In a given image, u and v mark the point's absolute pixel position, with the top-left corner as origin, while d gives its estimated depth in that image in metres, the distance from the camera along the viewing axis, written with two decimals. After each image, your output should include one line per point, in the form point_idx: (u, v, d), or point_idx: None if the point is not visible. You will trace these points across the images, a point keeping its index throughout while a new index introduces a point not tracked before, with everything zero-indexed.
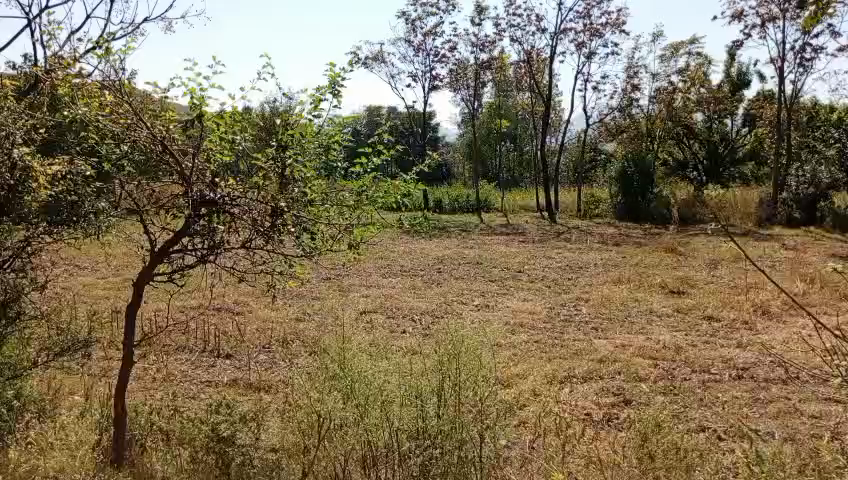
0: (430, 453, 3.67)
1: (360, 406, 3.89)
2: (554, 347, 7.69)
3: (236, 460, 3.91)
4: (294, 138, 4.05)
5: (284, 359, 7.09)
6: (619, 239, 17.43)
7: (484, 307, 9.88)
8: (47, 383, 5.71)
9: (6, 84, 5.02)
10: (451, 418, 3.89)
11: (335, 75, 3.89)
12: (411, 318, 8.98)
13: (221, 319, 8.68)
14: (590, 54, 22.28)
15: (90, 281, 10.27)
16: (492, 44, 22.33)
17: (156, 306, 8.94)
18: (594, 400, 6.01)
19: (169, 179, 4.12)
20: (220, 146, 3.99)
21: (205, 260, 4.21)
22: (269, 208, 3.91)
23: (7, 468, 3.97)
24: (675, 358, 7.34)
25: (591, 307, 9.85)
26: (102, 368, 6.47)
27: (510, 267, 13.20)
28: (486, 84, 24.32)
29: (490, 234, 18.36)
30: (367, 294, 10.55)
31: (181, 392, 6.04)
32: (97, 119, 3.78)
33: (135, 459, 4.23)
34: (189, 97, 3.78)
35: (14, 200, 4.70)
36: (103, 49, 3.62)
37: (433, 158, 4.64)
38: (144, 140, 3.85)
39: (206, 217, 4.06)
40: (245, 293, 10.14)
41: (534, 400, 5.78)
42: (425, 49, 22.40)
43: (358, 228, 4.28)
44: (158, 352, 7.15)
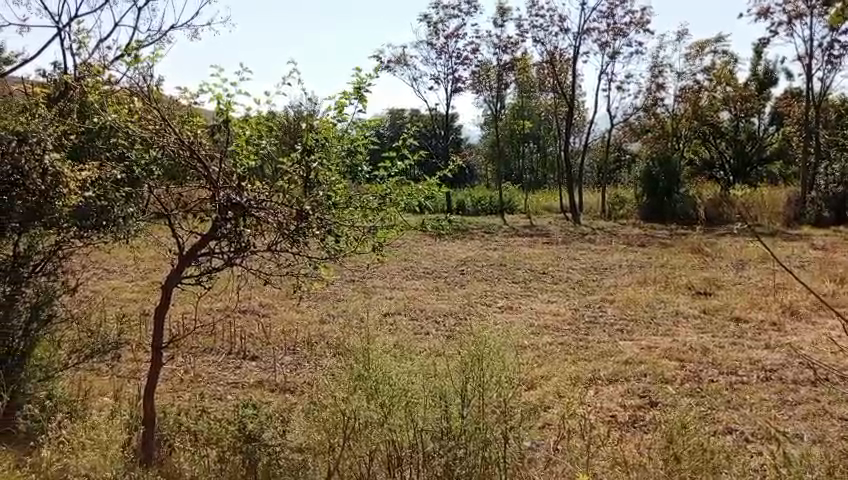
0: (454, 452, 3.74)
1: (384, 406, 3.92)
2: (579, 349, 7.65)
3: (262, 459, 4.03)
4: (320, 141, 4.10)
5: (309, 361, 7.15)
6: (644, 240, 17.29)
7: (508, 308, 9.87)
8: (78, 384, 5.83)
9: (37, 91, 5.12)
10: (476, 420, 3.92)
11: (360, 80, 3.95)
12: (435, 319, 9.01)
13: (248, 320, 8.78)
14: (614, 54, 22.13)
15: (119, 284, 10.44)
16: (514, 45, 22.28)
17: (184, 308, 9.06)
18: (619, 402, 5.99)
19: (196, 183, 4.18)
20: (246, 150, 4.06)
21: (232, 263, 4.27)
22: (294, 211, 4.03)
23: (40, 467, 4.08)
24: (702, 360, 7.27)
25: (615, 308, 9.79)
26: (131, 369, 6.58)
27: (533, 269, 13.16)
28: (509, 86, 24.28)
29: (514, 236, 18.30)
30: (391, 296, 10.59)
31: (208, 393, 6.13)
32: (126, 126, 3.90)
33: (164, 459, 4.30)
34: (216, 103, 3.88)
35: (47, 205, 4.77)
36: (133, 57, 3.73)
37: (456, 162, 4.67)
38: (171, 145, 3.96)
39: (233, 220, 4.08)
40: (270, 295, 10.24)
41: (558, 402, 5.76)
42: (447, 51, 22.42)
43: (382, 230, 4.29)
44: (186, 354, 7.26)
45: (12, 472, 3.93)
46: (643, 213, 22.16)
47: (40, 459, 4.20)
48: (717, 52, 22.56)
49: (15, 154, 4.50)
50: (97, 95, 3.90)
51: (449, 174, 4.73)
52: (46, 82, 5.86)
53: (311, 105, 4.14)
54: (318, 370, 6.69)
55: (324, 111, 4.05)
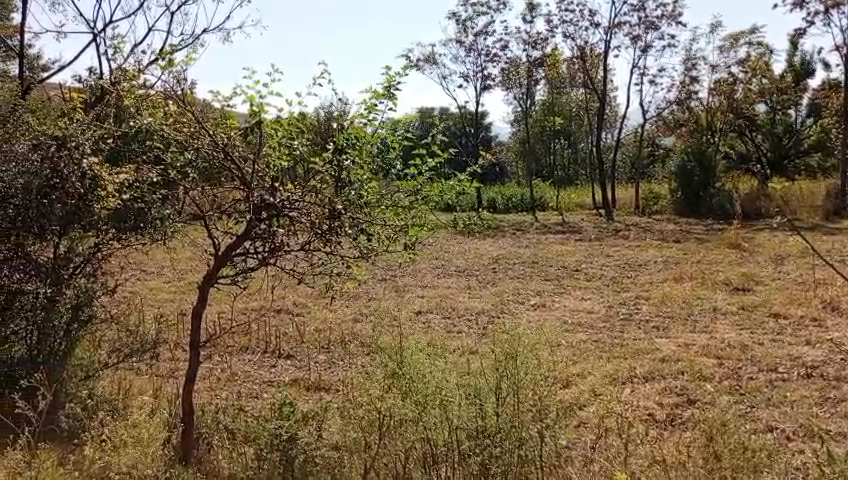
0: (490, 451, 3.70)
1: (419, 404, 3.92)
2: (614, 347, 7.56)
3: (300, 456, 4.05)
4: (352, 140, 4.08)
5: (343, 360, 7.18)
6: (680, 235, 17.02)
7: (540, 306, 9.80)
8: (118, 382, 5.90)
9: (74, 96, 5.24)
10: (511, 417, 3.86)
11: (391, 79, 3.95)
12: (467, 318, 8.98)
13: (282, 320, 8.85)
14: (646, 47, 21.84)
15: (156, 285, 10.61)
16: (544, 41, 22.12)
17: (219, 308, 9.17)
18: (656, 400, 5.89)
19: (230, 185, 4.23)
20: (278, 151, 4.06)
21: (267, 262, 4.33)
22: (326, 211, 4.10)
23: (83, 464, 4.14)
24: (741, 357, 7.13)
25: (651, 305, 9.66)
26: (169, 368, 6.68)
27: (566, 266, 13.05)
28: (539, 82, 24.12)
29: (545, 233, 18.15)
30: (423, 294, 10.58)
31: (244, 391, 6.19)
32: (161, 129, 3.98)
33: (202, 457, 4.39)
34: (249, 105, 3.92)
35: (85, 208, 4.96)
36: (166, 60, 3.79)
37: (485, 159, 4.64)
38: (206, 147, 4.04)
39: (267, 221, 4.11)
40: (304, 294, 10.30)
41: (594, 400, 5.68)
42: (476, 49, 22.35)
43: (412, 228, 4.32)
44: (222, 353, 7.34)
45: (57, 469, 4.01)
46: (678, 208, 21.86)
47: (83, 457, 4.28)
48: (752, 43, 22.13)
49: (54, 158, 4.74)
50: (133, 99, 4.00)
51: (479, 170, 4.70)
52: (85, 88, 5.97)
53: (341, 105, 4.11)
54: (351, 369, 6.72)
55: (355, 111, 4.03)
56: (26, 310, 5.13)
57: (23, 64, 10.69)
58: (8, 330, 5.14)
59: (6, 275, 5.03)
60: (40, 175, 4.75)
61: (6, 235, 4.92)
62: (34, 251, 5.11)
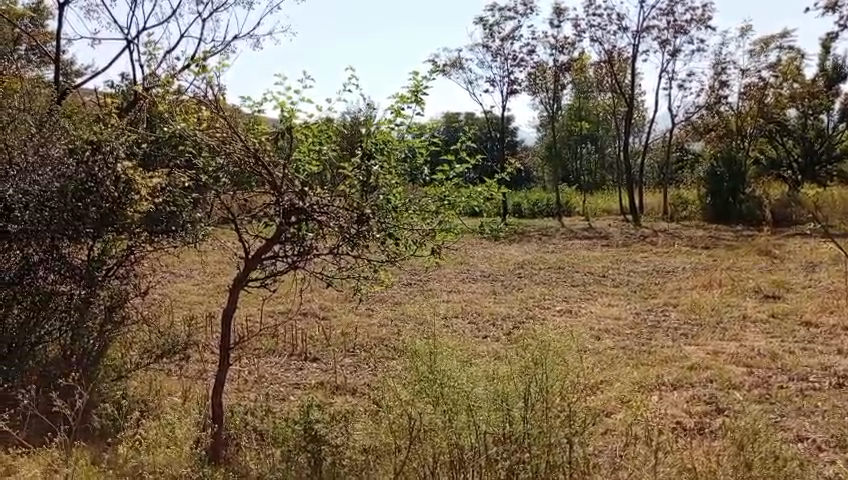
0: (518, 456, 3.71)
1: (448, 411, 3.92)
2: (641, 354, 7.50)
3: (327, 459, 4.11)
4: (379, 145, 4.06)
5: (369, 363, 7.23)
6: (709, 242, 16.81)
7: (566, 312, 9.75)
8: (148, 383, 6.01)
9: (108, 102, 5.39)
10: (539, 423, 3.86)
11: (419, 84, 3.96)
12: (493, 323, 8.98)
13: (307, 323, 8.92)
14: (675, 51, 21.67)
15: (186, 287, 10.76)
16: (571, 45, 22.06)
17: (247, 311, 9.29)
18: (684, 408, 5.84)
19: (260, 188, 4.29)
20: (308, 156, 4.10)
21: (296, 266, 4.48)
22: (354, 216, 4.15)
23: (117, 463, 4.25)
24: (771, 366, 7.04)
25: (680, 312, 9.57)
26: (198, 370, 6.78)
27: (592, 272, 12.98)
28: (566, 86, 24.01)
29: (571, 239, 18.07)
30: (448, 299, 10.59)
31: (272, 393, 6.25)
32: (194, 134, 4.06)
33: (232, 458, 4.44)
34: (280, 110, 3.98)
35: (119, 211, 5.07)
36: (199, 66, 3.86)
37: (513, 165, 4.61)
38: (238, 152, 4.10)
39: (295, 225, 4.27)
40: (330, 298, 10.38)
41: (622, 407, 5.63)
42: (503, 53, 22.35)
43: (440, 233, 4.31)
44: (250, 355, 7.42)
45: (93, 467, 4.10)
46: (707, 215, 21.61)
47: (117, 456, 4.37)
48: (783, 47, 21.83)
49: (89, 161, 4.95)
50: (167, 105, 4.08)
51: (507, 176, 4.67)
52: (118, 93, 6.06)
53: (369, 110, 4.09)
54: (377, 374, 6.75)
55: (382, 115, 4.04)
56: (61, 311, 5.16)
57: (59, 70, 10.91)
58: (42, 332, 5.11)
59: (40, 277, 5.07)
60: (75, 178, 4.93)
61: (42, 239, 5.01)
62: (68, 253, 5.20)
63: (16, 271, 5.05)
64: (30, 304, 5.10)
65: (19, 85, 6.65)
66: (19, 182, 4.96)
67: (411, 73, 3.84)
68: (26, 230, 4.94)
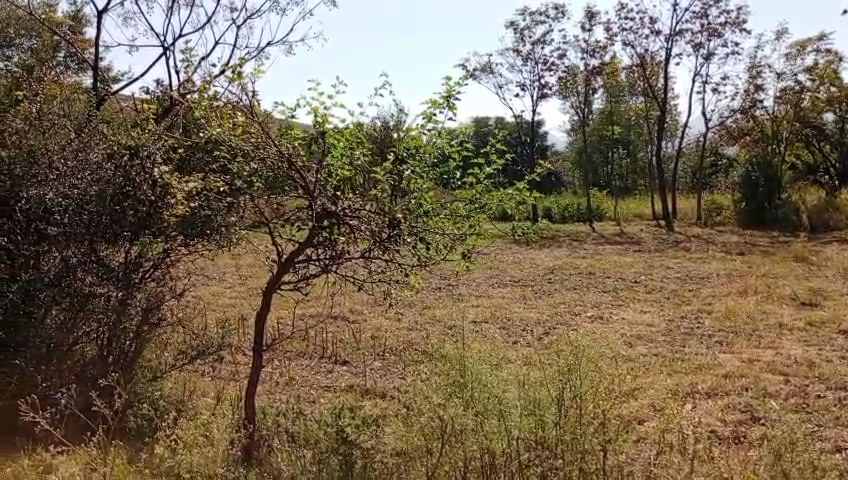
0: (550, 463, 3.70)
1: (480, 415, 3.93)
2: (675, 361, 7.41)
3: (358, 461, 4.14)
4: (411, 150, 4.10)
5: (398, 367, 7.26)
6: (744, 248, 16.53)
7: (598, 317, 9.67)
8: (182, 384, 6.12)
9: (146, 108, 5.53)
10: (572, 428, 3.83)
11: (451, 89, 3.98)
12: (524, 328, 8.94)
13: (338, 326, 8.98)
14: (708, 55, 21.41)
15: (219, 290, 10.89)
16: (603, 49, 21.93)
17: (278, 314, 9.37)
18: (718, 417, 5.76)
19: (293, 192, 4.33)
20: (341, 161, 4.14)
21: (328, 269, 4.52)
22: (386, 220, 4.17)
23: (154, 464, 4.33)
24: (808, 375, 6.90)
25: (714, 319, 9.44)
26: (231, 372, 6.87)
27: (624, 278, 12.86)
28: (597, 90, 23.84)
29: (602, 244, 17.90)
30: (477, 303, 10.57)
31: (303, 395, 6.32)
32: (229, 139, 4.13)
33: (264, 458, 4.51)
34: (313, 115, 4.04)
35: (156, 215, 5.15)
36: (235, 72, 3.92)
37: (543, 167, 4.60)
38: (272, 157, 4.14)
39: (327, 229, 4.32)
40: (360, 302, 10.43)
41: (655, 415, 5.57)
42: (533, 58, 22.28)
43: (471, 237, 4.34)
44: (281, 357, 7.49)
45: (129, 467, 4.23)
46: (742, 220, 21.27)
47: (153, 456, 4.51)
48: (820, 51, 21.44)
49: (127, 166, 5.03)
50: (204, 111, 4.17)
51: (537, 180, 4.65)
52: (155, 98, 6.17)
53: (400, 114, 4.13)
54: (407, 377, 6.76)
55: (414, 120, 4.07)
56: (99, 312, 5.24)
57: (98, 76, 11.12)
58: (79, 333, 5.26)
59: (79, 279, 5.10)
60: (114, 183, 5.02)
61: (80, 242, 5.10)
62: (105, 255, 5.24)
63: (55, 273, 5.07)
64: (68, 305, 5.16)
65: (60, 90, 6.78)
66: (59, 185, 5.03)
67: (442, 79, 3.85)
68: (65, 233, 5.06)
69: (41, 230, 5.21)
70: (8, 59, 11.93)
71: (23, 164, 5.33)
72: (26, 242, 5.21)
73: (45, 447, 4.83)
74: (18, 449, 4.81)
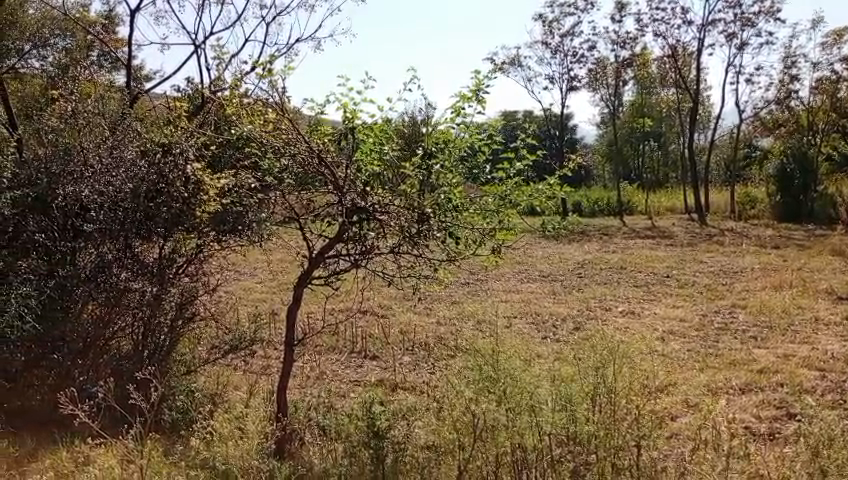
0: (584, 457, 3.78)
1: (512, 410, 3.85)
2: (709, 357, 7.31)
3: (389, 455, 4.17)
4: (440, 144, 4.10)
5: (427, 362, 7.26)
6: (779, 241, 16.24)
7: (629, 312, 9.58)
8: (215, 376, 6.23)
9: (178, 105, 5.62)
10: (606, 422, 3.82)
11: (480, 82, 3.98)
12: (553, 323, 8.89)
13: (367, 321, 9.01)
14: (742, 45, 21.04)
15: (250, 285, 11.01)
16: (633, 40, 21.67)
17: (309, 309, 9.44)
18: (753, 413, 5.68)
19: (324, 188, 4.33)
20: (370, 156, 4.18)
21: (358, 264, 4.53)
22: (415, 215, 4.17)
23: (191, 455, 4.47)
24: (845, 370, 6.76)
25: (748, 314, 9.29)
26: (262, 366, 6.96)
27: (656, 273, 12.71)
28: (627, 82, 23.53)
29: (633, 238, 17.72)
30: (506, 298, 10.54)
31: (333, 389, 6.36)
32: (261, 136, 4.18)
33: (295, 451, 4.60)
34: (343, 111, 4.06)
35: (188, 211, 5.23)
36: (266, 69, 3.96)
37: (574, 161, 4.56)
38: (302, 153, 4.18)
39: (356, 224, 4.33)
40: (390, 297, 10.46)
41: (687, 411, 5.50)
42: (563, 50, 22.10)
43: (501, 231, 4.31)
44: (312, 351, 7.56)
45: (165, 460, 4.34)
46: (777, 214, 20.90)
47: (188, 448, 4.62)
48: None
49: (160, 163, 5.14)
50: (235, 108, 4.24)
51: (568, 174, 4.62)
52: (186, 95, 6.22)
53: (428, 109, 4.11)
54: (436, 372, 6.78)
55: (442, 114, 4.06)
56: (133, 307, 5.36)
57: (131, 76, 11.18)
58: (115, 327, 5.36)
59: (115, 275, 5.26)
60: (148, 180, 5.15)
61: (115, 239, 5.25)
62: (140, 251, 5.38)
63: (90, 270, 5.21)
64: (104, 300, 5.28)
65: (94, 87, 6.85)
66: (94, 182, 5.14)
67: (472, 73, 3.86)
68: (101, 230, 5.18)
69: (76, 227, 5.25)
70: (44, 58, 12.22)
71: (59, 162, 5.29)
72: (62, 238, 5.24)
73: (83, 440, 4.95)
74: (56, 441, 4.91)
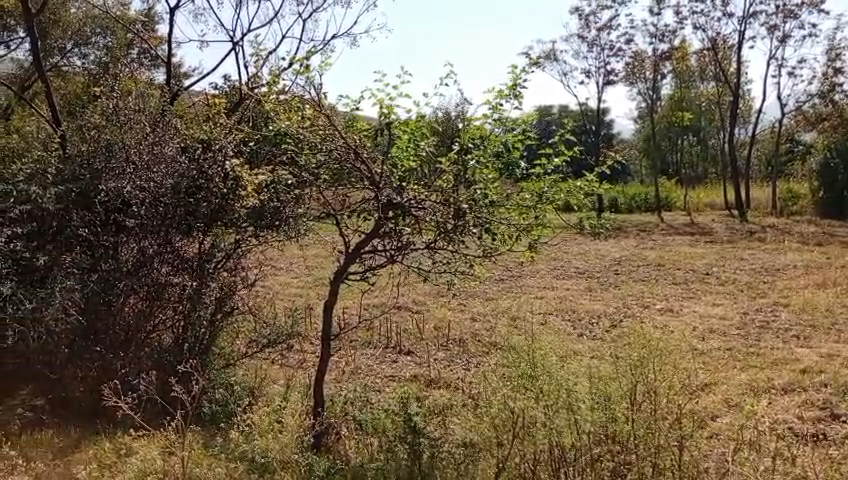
0: (624, 457, 3.69)
1: (550, 407, 3.88)
2: (750, 356, 7.16)
3: (425, 451, 4.19)
4: (476, 140, 4.08)
5: (462, 357, 7.27)
6: (822, 239, 15.84)
7: (668, 310, 9.45)
8: (254, 369, 6.31)
9: (216, 102, 5.71)
10: (647, 421, 3.76)
11: (516, 77, 3.97)
12: (590, 320, 8.81)
13: (402, 316, 9.06)
14: (784, 37, 20.55)
15: (287, 280, 11.14)
16: (672, 33, 21.31)
17: (344, 304, 9.52)
18: (796, 413, 5.56)
19: (360, 184, 4.34)
20: (406, 152, 4.16)
21: (394, 259, 4.55)
22: (452, 210, 4.13)
23: (231, 446, 4.54)
24: None
25: (790, 312, 9.09)
26: (299, 360, 7.04)
27: (695, 270, 12.50)
28: (666, 76, 23.15)
29: (671, 235, 17.46)
30: (541, 295, 10.48)
31: (368, 383, 6.40)
32: (299, 131, 4.24)
33: (333, 446, 4.59)
34: (379, 107, 4.09)
35: (228, 206, 5.34)
36: (303, 66, 4.04)
37: (612, 157, 4.51)
38: (339, 149, 4.20)
39: (393, 219, 4.28)
40: (425, 293, 10.49)
41: (728, 411, 5.40)
42: (599, 44, 21.83)
43: (537, 227, 4.29)
44: (348, 346, 7.62)
45: (205, 452, 4.41)
46: (820, 210, 20.78)
47: (228, 441, 4.67)
48: None
49: (201, 159, 5.30)
50: (273, 106, 4.32)
51: (606, 171, 4.57)
52: (225, 92, 6.29)
53: (464, 105, 4.11)
54: (471, 369, 6.77)
55: (479, 110, 4.05)
56: (174, 301, 5.48)
57: (171, 74, 11.42)
58: (157, 320, 5.48)
59: (155, 269, 5.38)
60: (188, 176, 5.30)
61: (157, 233, 5.37)
62: (181, 246, 5.49)
63: (133, 264, 5.33)
64: (145, 294, 5.39)
65: (136, 85, 6.97)
66: (136, 179, 5.27)
67: (509, 68, 3.86)
68: (142, 225, 5.30)
69: (118, 222, 5.37)
70: (85, 57, 12.82)
71: (102, 158, 5.42)
72: (105, 233, 5.35)
73: (125, 431, 5.06)
74: (100, 433, 5.02)
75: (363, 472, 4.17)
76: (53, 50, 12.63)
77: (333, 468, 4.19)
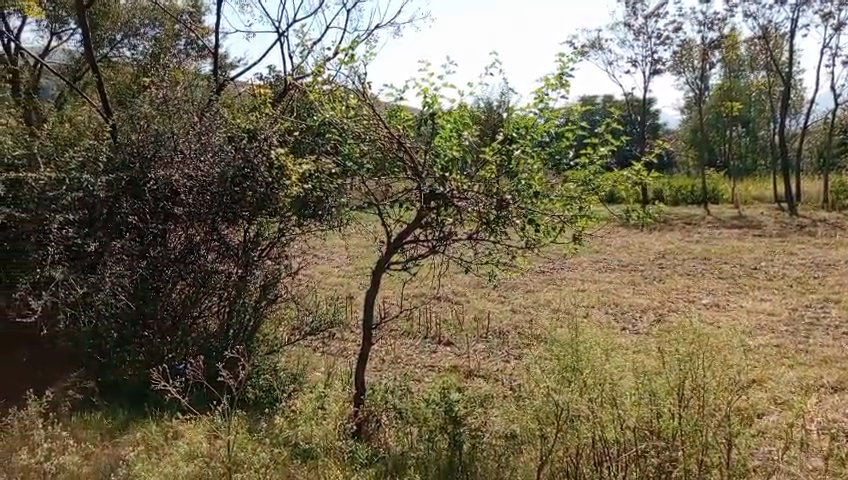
0: (668, 453, 3.60)
1: (595, 402, 3.85)
2: (799, 353, 6.98)
3: (467, 442, 4.20)
4: (521, 130, 4.03)
5: (502, 349, 7.24)
6: None
7: (713, 305, 9.27)
8: (297, 357, 6.41)
9: (262, 92, 5.80)
10: (693, 419, 3.68)
11: (564, 66, 3.90)
12: (633, 314, 8.70)
13: (442, 307, 9.07)
14: (840, 25, 19.87)
15: (328, 269, 11.25)
16: (721, 21, 20.78)
17: (384, 293, 9.57)
18: (846, 413, 5.41)
19: (403, 175, 4.34)
20: (450, 142, 4.13)
21: (435, 250, 4.54)
22: (495, 201, 4.09)
23: (275, 432, 4.63)
24: None
25: (842, 309, 8.83)
26: (340, 348, 7.10)
27: (742, 264, 12.23)
28: (714, 66, 22.60)
29: (718, 228, 17.10)
30: (583, 287, 10.39)
31: (408, 373, 6.43)
32: (343, 121, 4.25)
33: (373, 433, 4.69)
34: (423, 97, 4.09)
35: (273, 196, 5.39)
36: (349, 55, 4.04)
37: (660, 146, 4.42)
38: (382, 139, 4.20)
39: (436, 209, 4.29)
40: (466, 283, 10.48)
41: (776, 409, 5.28)
42: (645, 32, 21.43)
43: (582, 219, 4.22)
44: (388, 335, 7.67)
45: (250, 436, 4.49)
46: None
47: (272, 426, 4.76)
48: None
49: (246, 148, 5.31)
50: (319, 96, 4.37)
51: (653, 160, 4.48)
52: (270, 83, 6.36)
53: (509, 94, 4.08)
54: (511, 361, 6.75)
55: (525, 100, 4.01)
56: (219, 288, 5.58)
57: (217, 64, 11.61)
58: (202, 307, 5.60)
59: (202, 255, 5.49)
60: (234, 165, 5.31)
61: (204, 221, 5.46)
62: (226, 234, 5.55)
63: (181, 250, 5.44)
64: (192, 280, 5.50)
65: (184, 75, 7.11)
66: (183, 167, 5.35)
67: (556, 57, 3.81)
68: (189, 212, 5.41)
69: (166, 210, 5.44)
70: (134, 47, 13.13)
71: (152, 146, 5.50)
72: (154, 221, 5.46)
73: (172, 414, 5.16)
74: (147, 415, 5.14)
75: (404, 462, 4.21)
76: (103, 41, 12.95)
77: (376, 456, 4.31)
